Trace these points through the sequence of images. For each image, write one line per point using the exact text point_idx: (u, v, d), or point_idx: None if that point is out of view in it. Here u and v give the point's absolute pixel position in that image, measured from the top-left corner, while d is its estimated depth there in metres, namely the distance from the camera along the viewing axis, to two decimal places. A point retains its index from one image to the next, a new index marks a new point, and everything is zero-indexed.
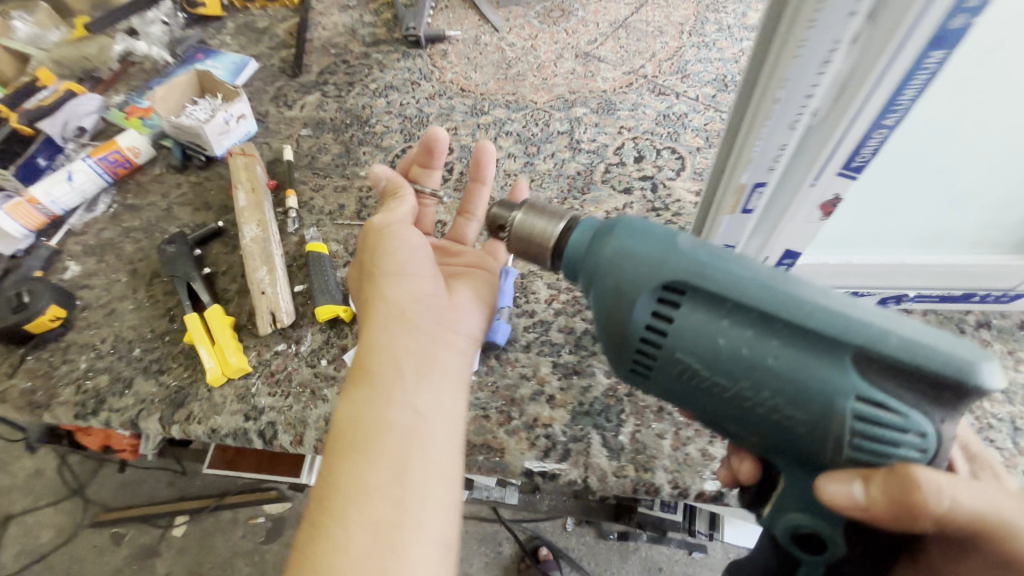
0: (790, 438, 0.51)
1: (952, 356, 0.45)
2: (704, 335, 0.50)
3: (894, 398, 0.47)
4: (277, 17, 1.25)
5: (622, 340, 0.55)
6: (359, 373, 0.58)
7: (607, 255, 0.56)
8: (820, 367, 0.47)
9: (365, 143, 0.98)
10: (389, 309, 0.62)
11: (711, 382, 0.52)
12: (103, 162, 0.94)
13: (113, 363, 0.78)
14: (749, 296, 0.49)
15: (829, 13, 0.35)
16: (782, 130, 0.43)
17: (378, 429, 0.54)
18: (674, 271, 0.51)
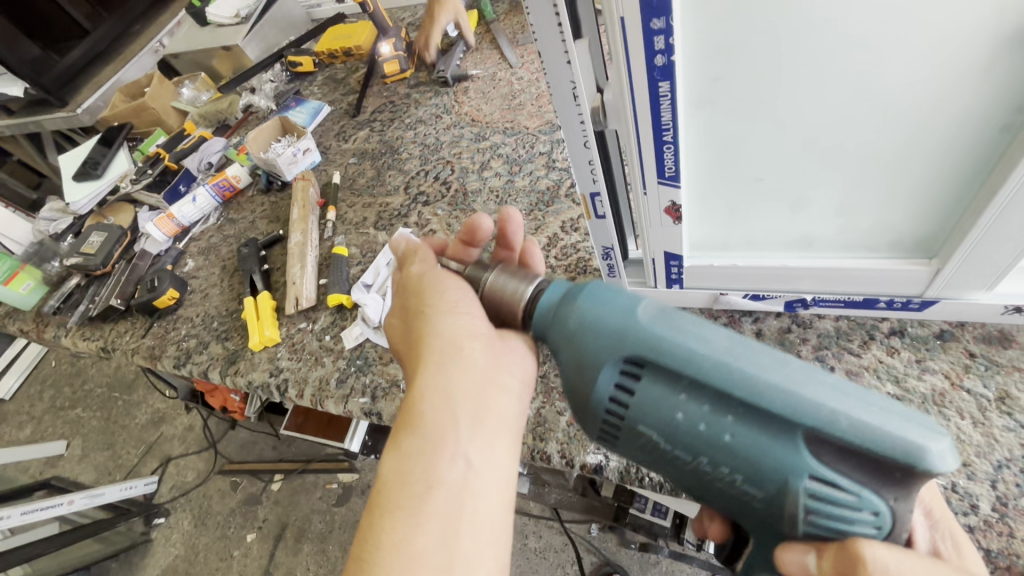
0: (746, 509, 0.49)
1: (903, 441, 0.41)
2: (665, 409, 0.48)
3: (843, 478, 0.44)
4: (351, 68, 1.54)
5: (588, 412, 0.52)
6: (409, 420, 0.53)
7: (570, 325, 0.51)
8: (772, 448, 0.44)
9: (392, 168, 1.20)
10: (441, 349, 0.56)
11: (674, 455, 0.49)
12: (216, 188, 1.29)
13: (199, 331, 1.08)
14: (702, 374, 0.45)
15: (553, 65, 0.46)
16: (582, 147, 0.53)
17: (427, 488, 0.50)
18: (635, 347, 0.48)
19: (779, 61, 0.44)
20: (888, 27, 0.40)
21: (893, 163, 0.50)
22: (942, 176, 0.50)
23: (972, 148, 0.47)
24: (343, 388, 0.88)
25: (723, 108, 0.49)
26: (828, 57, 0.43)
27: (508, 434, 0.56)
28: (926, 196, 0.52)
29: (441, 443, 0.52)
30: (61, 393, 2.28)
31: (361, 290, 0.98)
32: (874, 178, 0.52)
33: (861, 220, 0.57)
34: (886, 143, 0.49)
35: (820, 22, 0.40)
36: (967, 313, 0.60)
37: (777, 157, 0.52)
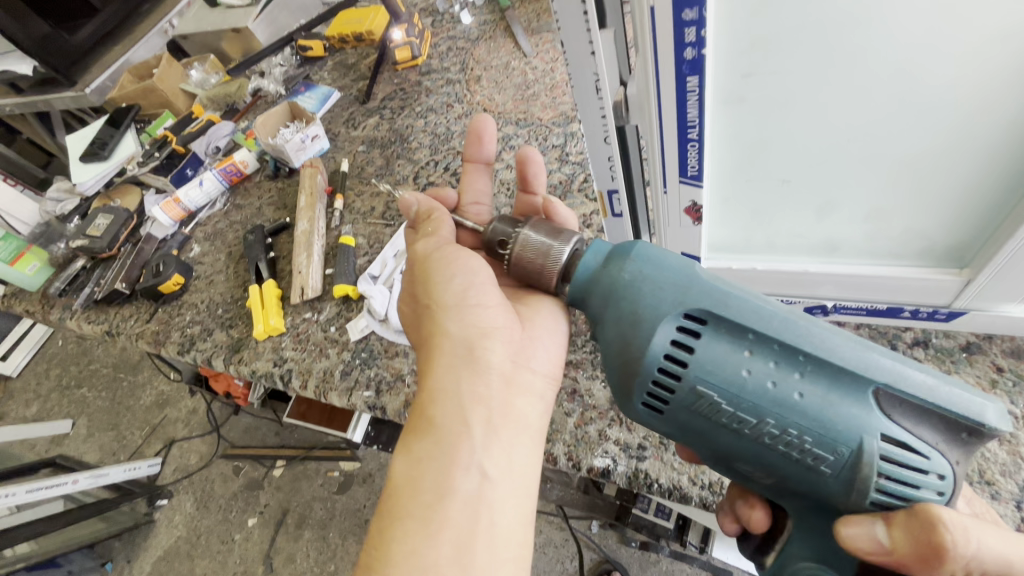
0: (809, 480, 0.45)
1: (965, 399, 0.42)
2: (729, 366, 0.45)
3: (917, 439, 0.43)
4: (362, 54, 1.51)
5: (632, 377, 0.48)
6: (421, 422, 0.54)
7: (624, 275, 0.50)
8: (846, 405, 0.43)
9: (402, 157, 1.18)
10: (453, 350, 0.57)
11: (734, 419, 0.45)
12: (222, 172, 1.27)
13: (204, 318, 1.07)
14: (775, 327, 0.44)
15: (575, 54, 0.44)
16: (601, 142, 0.51)
17: (439, 493, 0.50)
18: (699, 298, 0.46)
19: (814, 57, 0.41)
20: (944, 18, 0.37)
21: (941, 176, 0.48)
22: (978, 182, 0.48)
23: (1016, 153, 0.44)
24: (348, 380, 0.87)
25: (751, 105, 0.46)
26: (868, 54, 0.40)
27: (529, 435, 0.57)
28: (962, 201, 0.50)
29: (456, 430, 0.53)
30: (67, 372, 2.29)
31: (368, 281, 0.96)
32: (906, 182, 0.50)
33: (911, 224, 0.54)
34: (922, 147, 0.46)
35: (862, 17, 0.38)
36: (997, 325, 0.58)
37: (805, 158, 0.50)
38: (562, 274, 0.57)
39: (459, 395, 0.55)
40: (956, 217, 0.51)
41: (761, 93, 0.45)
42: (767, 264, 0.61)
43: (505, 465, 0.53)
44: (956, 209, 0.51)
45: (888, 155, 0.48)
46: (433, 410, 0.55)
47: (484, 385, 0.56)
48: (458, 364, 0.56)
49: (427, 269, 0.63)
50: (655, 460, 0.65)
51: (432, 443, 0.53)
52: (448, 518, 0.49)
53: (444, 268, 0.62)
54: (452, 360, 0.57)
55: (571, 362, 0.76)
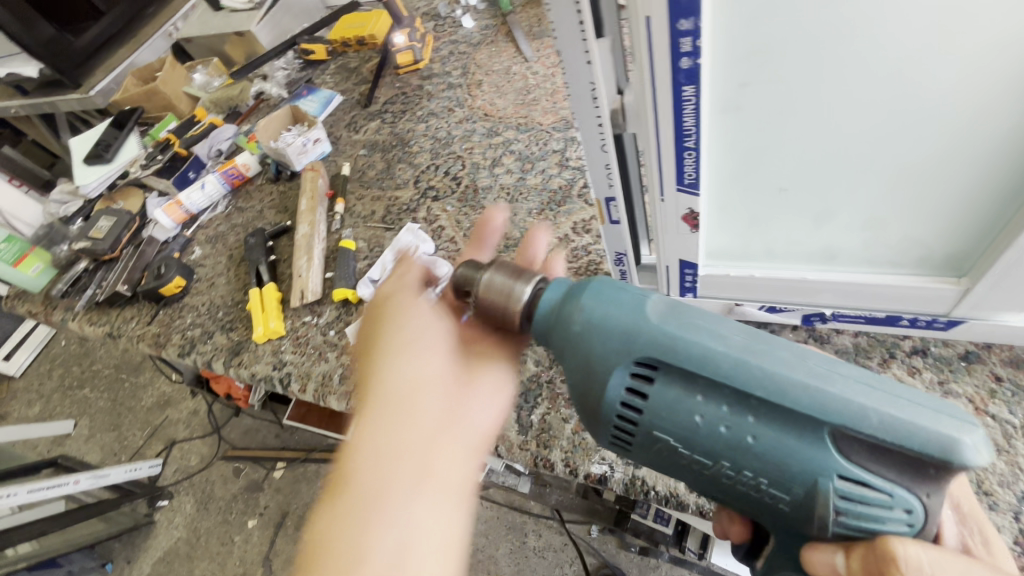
0: (768, 512, 0.47)
1: (933, 434, 0.39)
2: (681, 412, 0.46)
3: (875, 477, 0.42)
4: (364, 58, 1.51)
5: (599, 424, 0.50)
6: (344, 476, 0.51)
7: (574, 325, 0.49)
8: (796, 449, 0.42)
9: (403, 161, 1.18)
10: (388, 398, 0.55)
11: (691, 460, 0.47)
12: (225, 176, 1.28)
13: (204, 320, 1.07)
14: (724, 371, 0.43)
15: (572, 63, 0.44)
16: (599, 150, 0.51)
17: (359, 551, 0.47)
18: (647, 349, 0.45)
19: (810, 66, 0.41)
20: (939, 26, 0.37)
21: (937, 182, 0.48)
22: (976, 190, 0.47)
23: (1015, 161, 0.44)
24: (347, 385, 0.87)
25: (748, 114, 0.46)
26: (865, 62, 0.40)
27: (464, 491, 0.54)
28: (960, 209, 0.49)
29: (383, 483, 0.50)
30: (69, 373, 2.30)
31: (367, 285, 0.97)
32: (903, 190, 0.50)
33: (904, 230, 0.53)
34: (920, 155, 0.46)
35: (859, 26, 0.38)
36: (995, 334, 0.58)
37: (802, 167, 0.50)
38: (523, 318, 0.54)
39: (389, 443, 0.53)
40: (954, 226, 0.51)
41: (758, 99, 0.45)
42: (764, 273, 0.61)
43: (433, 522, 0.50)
44: (952, 218, 0.50)
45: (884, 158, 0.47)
46: (358, 461, 0.51)
47: (418, 441, 0.54)
48: (392, 414, 0.54)
49: (378, 313, 0.62)
50: (652, 467, 0.65)
51: (354, 497, 0.50)
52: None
53: (393, 315, 0.61)
54: (385, 413, 0.54)
55: None
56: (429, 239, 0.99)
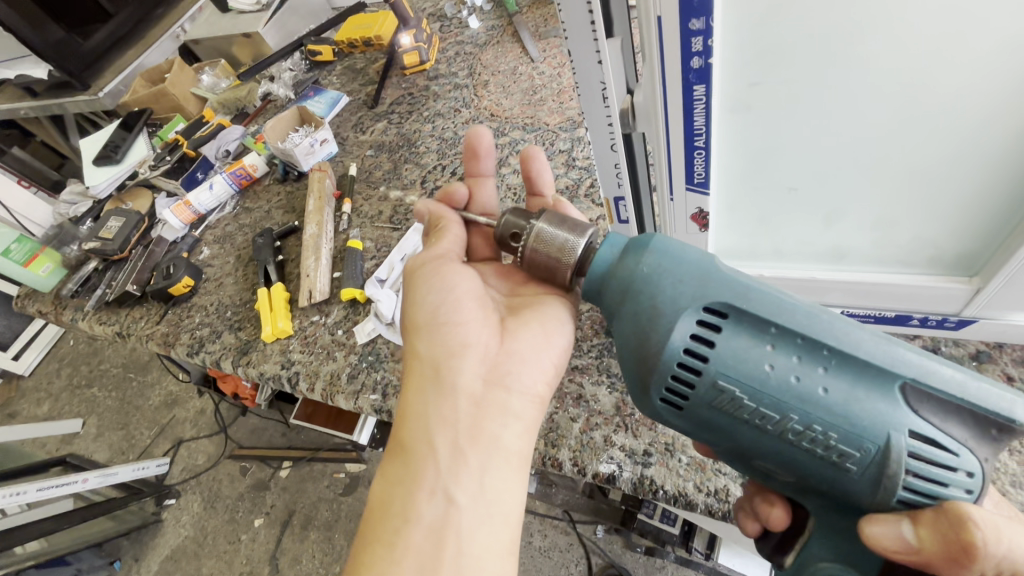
0: (831, 476, 0.45)
1: (994, 397, 0.42)
2: (750, 362, 0.45)
3: (943, 436, 0.43)
4: (371, 59, 1.52)
5: (656, 368, 0.47)
6: (397, 447, 0.56)
7: (641, 271, 0.50)
8: (870, 398, 0.42)
9: (410, 162, 1.18)
10: (422, 373, 0.59)
11: (755, 415, 0.45)
12: (232, 176, 1.28)
13: (213, 320, 1.08)
14: (800, 322, 0.44)
15: (582, 63, 0.44)
16: (609, 149, 0.51)
17: (405, 518, 0.52)
18: (718, 293, 0.46)
19: (821, 65, 0.41)
20: (953, 26, 0.37)
21: (954, 184, 0.48)
22: (989, 190, 0.47)
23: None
24: (355, 384, 0.87)
25: (760, 114, 0.46)
26: (876, 61, 0.40)
27: (503, 457, 0.55)
28: (972, 207, 0.49)
29: (420, 453, 0.54)
30: (78, 372, 2.32)
31: (376, 285, 0.97)
32: (918, 190, 0.49)
33: (931, 232, 0.53)
34: (937, 156, 0.46)
35: (870, 25, 0.38)
36: (1003, 335, 0.58)
37: (812, 167, 0.50)
38: (575, 266, 0.57)
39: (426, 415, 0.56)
40: (969, 227, 0.51)
41: (771, 100, 0.45)
42: (776, 275, 0.61)
43: (469, 488, 0.53)
44: (971, 217, 0.50)
45: (900, 163, 0.47)
46: (401, 430, 0.57)
47: (449, 414, 0.56)
48: (421, 396, 0.58)
49: (415, 285, 0.65)
50: (660, 466, 0.65)
51: (398, 469, 0.55)
52: (402, 549, 0.50)
53: (425, 282, 0.64)
54: (417, 399, 0.58)
55: (576, 367, 0.76)
56: None
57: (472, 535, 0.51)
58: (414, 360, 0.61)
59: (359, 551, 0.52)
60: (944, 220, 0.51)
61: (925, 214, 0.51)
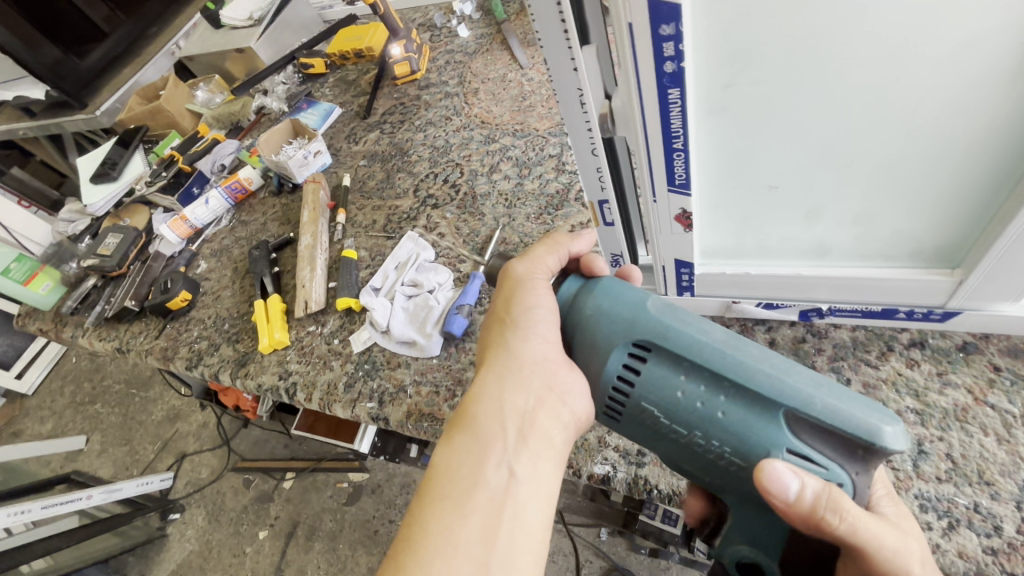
0: (734, 481, 0.50)
1: (869, 424, 0.43)
2: (665, 389, 0.50)
3: (817, 452, 0.46)
4: (363, 70, 1.53)
5: (597, 391, 0.55)
6: (463, 420, 0.54)
7: (585, 309, 0.54)
8: (757, 420, 0.46)
9: (402, 170, 1.19)
10: (506, 360, 0.56)
11: (670, 430, 0.50)
12: (228, 190, 1.30)
13: (211, 333, 1.09)
14: (707, 357, 0.47)
15: (559, 72, 0.46)
16: (590, 154, 0.52)
17: (470, 485, 0.50)
18: (641, 331, 0.50)
19: (795, 66, 0.42)
20: (924, 27, 0.37)
21: (942, 181, 0.48)
22: (973, 184, 0.48)
23: (999, 153, 0.44)
24: (351, 393, 0.88)
25: (738, 114, 0.47)
26: (846, 58, 0.41)
27: (555, 459, 0.54)
28: (950, 199, 0.50)
29: (492, 431, 0.52)
30: (81, 389, 2.32)
31: (370, 293, 0.98)
32: (905, 186, 0.50)
33: (922, 229, 0.53)
34: (921, 153, 0.47)
35: (844, 26, 0.38)
36: (987, 326, 0.58)
37: (792, 166, 0.51)
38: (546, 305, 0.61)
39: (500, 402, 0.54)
40: (954, 222, 0.52)
41: (754, 103, 0.46)
42: (761, 272, 0.61)
43: (533, 479, 0.51)
44: (957, 213, 0.51)
45: (897, 163, 0.48)
46: (474, 406, 0.54)
47: (525, 406, 0.54)
48: (498, 381, 0.55)
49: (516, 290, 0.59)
50: (654, 465, 0.65)
51: (465, 439, 0.52)
52: (464, 516, 0.48)
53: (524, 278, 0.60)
54: (494, 383, 0.55)
55: None
56: (430, 247, 1.00)
57: (529, 526, 0.49)
58: (499, 346, 0.57)
59: (414, 506, 0.50)
60: (935, 218, 0.52)
61: (919, 210, 0.52)
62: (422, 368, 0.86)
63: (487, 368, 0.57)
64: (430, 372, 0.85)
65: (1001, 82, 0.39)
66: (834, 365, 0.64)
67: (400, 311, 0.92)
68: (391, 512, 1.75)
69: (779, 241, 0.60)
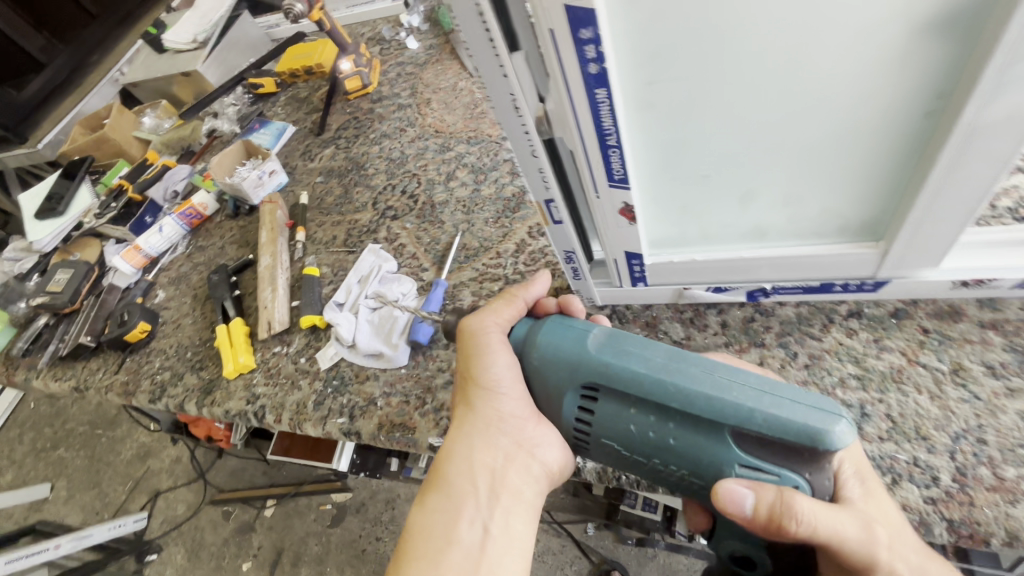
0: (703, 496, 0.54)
1: (806, 429, 0.45)
2: (619, 423, 0.53)
3: (768, 460, 0.48)
4: (314, 86, 1.52)
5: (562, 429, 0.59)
6: (436, 480, 0.57)
7: (532, 363, 0.58)
8: (705, 442, 0.49)
9: (359, 184, 1.19)
10: (475, 417, 0.59)
11: (634, 458, 0.55)
12: (182, 217, 1.28)
13: (173, 363, 1.06)
14: (647, 390, 0.50)
15: (490, 77, 0.47)
16: (530, 155, 0.54)
17: (445, 542, 0.53)
18: (586, 374, 0.54)
19: (710, 66, 0.44)
20: (824, 23, 0.40)
21: (862, 163, 0.51)
22: (888, 164, 0.51)
23: (901, 135, 0.48)
24: (321, 410, 0.87)
25: (665, 111, 0.49)
26: (756, 55, 0.43)
27: (530, 511, 0.57)
28: (866, 179, 0.53)
29: (464, 489, 0.55)
30: (42, 435, 2.22)
31: (334, 309, 0.97)
32: (829, 170, 0.53)
33: (849, 208, 0.56)
34: (838, 138, 0.49)
35: (752, 25, 0.41)
36: (914, 291, 0.62)
37: (721, 158, 0.54)
38: None
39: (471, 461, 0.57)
40: (877, 200, 0.55)
41: (680, 100, 0.48)
42: (707, 258, 0.64)
43: (505, 533, 0.54)
44: (878, 191, 0.54)
45: (818, 149, 0.51)
46: (446, 465, 0.57)
47: (495, 462, 0.57)
48: (468, 440, 0.58)
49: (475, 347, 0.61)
50: None
51: (439, 498, 0.56)
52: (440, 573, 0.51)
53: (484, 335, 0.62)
54: (464, 442, 0.58)
55: None
56: (392, 258, 1.00)
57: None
58: (467, 404, 0.60)
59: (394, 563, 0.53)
60: (860, 197, 0.55)
61: (845, 192, 0.55)
62: (390, 379, 0.86)
63: (456, 426, 0.60)
64: (399, 382, 0.85)
65: (895, 69, 0.42)
66: (782, 340, 0.67)
67: (365, 324, 0.92)
68: (378, 529, 1.72)
69: (722, 228, 0.62)
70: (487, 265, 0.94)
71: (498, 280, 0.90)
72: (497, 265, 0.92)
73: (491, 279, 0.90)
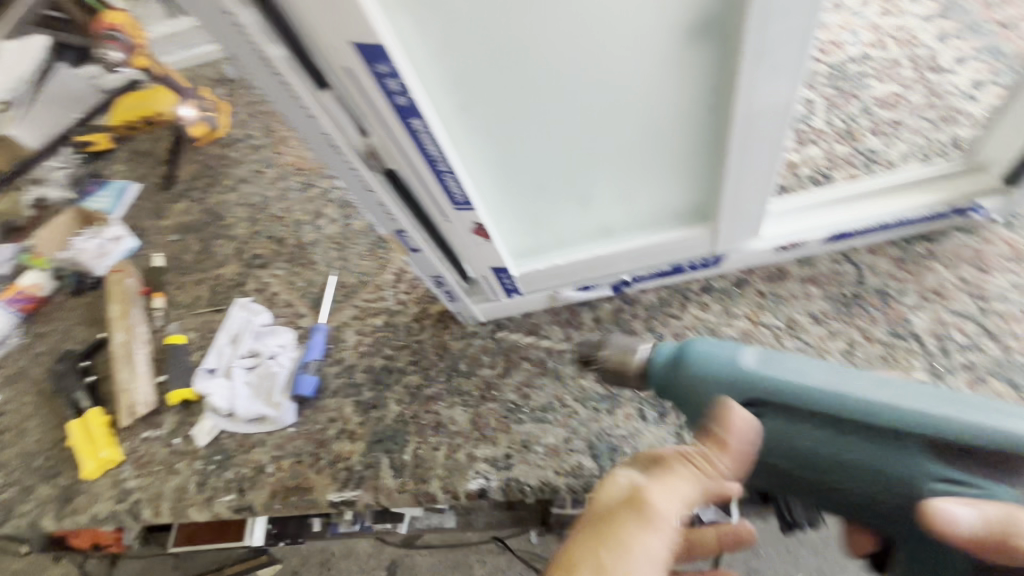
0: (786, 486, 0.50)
1: (946, 421, 0.43)
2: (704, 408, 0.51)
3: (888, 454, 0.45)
4: (155, 137, 1.39)
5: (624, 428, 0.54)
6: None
7: (688, 370, 0.52)
8: (802, 429, 0.47)
9: (220, 237, 1.10)
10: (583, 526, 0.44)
11: None
12: (11, 303, 1.09)
13: (19, 476, 0.91)
14: (788, 381, 0.48)
15: (299, 120, 0.46)
16: (366, 191, 0.53)
17: None
18: (696, 355, 0.52)
19: (517, 83, 0.46)
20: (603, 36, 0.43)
21: (676, 155, 0.56)
22: (697, 153, 0.56)
23: (698, 128, 0.53)
24: (206, 491, 0.79)
25: (489, 129, 0.50)
26: (555, 70, 0.45)
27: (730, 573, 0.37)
28: (681, 168, 0.58)
29: None
30: None
31: (206, 377, 0.89)
32: (652, 165, 0.57)
33: (678, 196, 0.62)
34: (650, 136, 0.54)
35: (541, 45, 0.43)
36: (747, 260, 0.69)
37: (552, 165, 0.56)
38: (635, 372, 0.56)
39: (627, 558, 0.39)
40: (698, 185, 0.60)
41: (499, 117, 0.49)
42: (568, 260, 0.67)
43: None
44: (697, 177, 0.59)
45: (637, 148, 0.55)
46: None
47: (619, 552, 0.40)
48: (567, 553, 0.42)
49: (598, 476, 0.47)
50: (522, 464, 0.66)
51: None
52: None
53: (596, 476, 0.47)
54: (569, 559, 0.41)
55: (429, 396, 0.75)
56: (264, 309, 0.94)
57: None
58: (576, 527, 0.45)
59: None
60: (684, 185, 0.60)
61: (672, 181, 0.60)
62: (278, 441, 0.79)
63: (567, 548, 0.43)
64: (289, 442, 0.78)
65: (675, 70, 0.47)
66: (649, 325, 0.71)
67: (243, 388, 0.85)
68: None
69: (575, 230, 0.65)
70: (366, 300, 0.88)
71: (380, 314, 0.85)
72: (378, 298, 0.87)
73: (373, 315, 0.85)
